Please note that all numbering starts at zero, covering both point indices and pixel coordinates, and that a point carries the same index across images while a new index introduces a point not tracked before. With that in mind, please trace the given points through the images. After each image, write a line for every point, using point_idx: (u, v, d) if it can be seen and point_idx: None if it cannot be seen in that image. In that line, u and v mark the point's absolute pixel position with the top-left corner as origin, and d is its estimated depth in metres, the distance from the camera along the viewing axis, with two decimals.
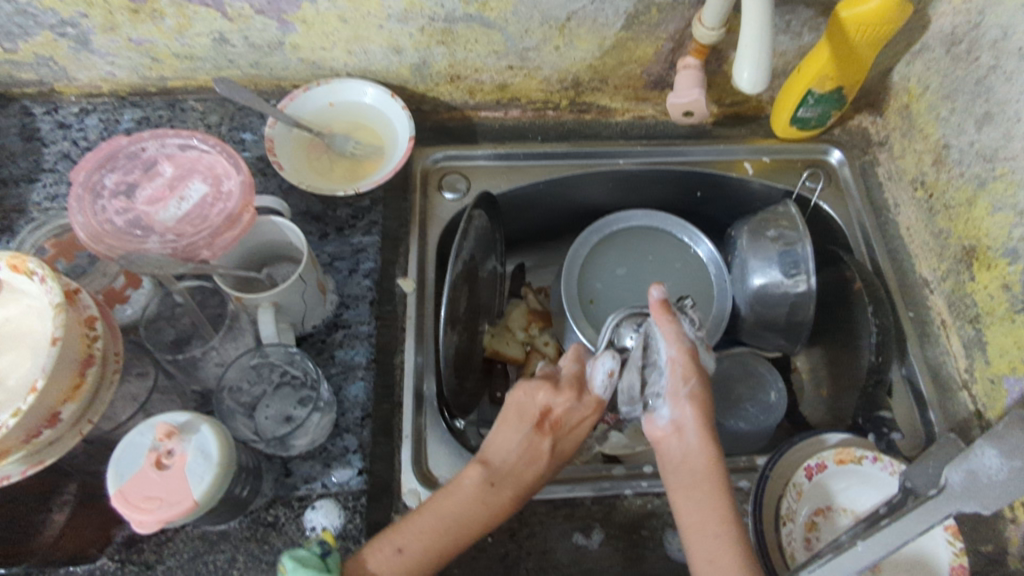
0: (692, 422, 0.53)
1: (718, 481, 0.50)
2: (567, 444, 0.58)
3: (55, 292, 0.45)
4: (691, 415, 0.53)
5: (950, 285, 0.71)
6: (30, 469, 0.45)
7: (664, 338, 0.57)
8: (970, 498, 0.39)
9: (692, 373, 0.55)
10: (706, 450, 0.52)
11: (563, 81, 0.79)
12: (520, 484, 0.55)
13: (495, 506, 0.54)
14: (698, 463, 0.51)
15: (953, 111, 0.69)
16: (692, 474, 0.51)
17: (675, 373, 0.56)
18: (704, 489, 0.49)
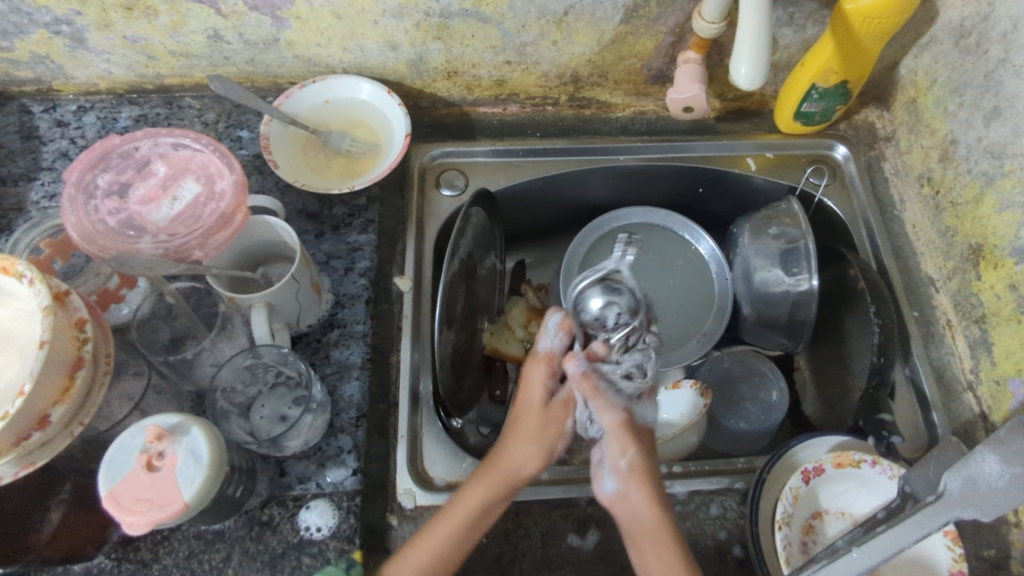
0: (636, 483, 0.49)
1: (671, 549, 0.46)
2: (530, 413, 0.54)
3: (44, 294, 0.45)
4: (634, 485, 0.49)
5: (956, 284, 0.69)
6: (23, 470, 0.44)
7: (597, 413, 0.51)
8: (971, 506, 0.38)
9: (625, 442, 0.50)
10: (652, 508, 0.48)
11: (561, 76, 0.78)
12: (496, 467, 0.52)
13: (477, 490, 0.51)
14: (648, 527, 0.47)
15: (960, 106, 0.68)
16: (640, 538, 0.47)
17: (609, 444, 0.50)
18: (656, 552, 0.46)
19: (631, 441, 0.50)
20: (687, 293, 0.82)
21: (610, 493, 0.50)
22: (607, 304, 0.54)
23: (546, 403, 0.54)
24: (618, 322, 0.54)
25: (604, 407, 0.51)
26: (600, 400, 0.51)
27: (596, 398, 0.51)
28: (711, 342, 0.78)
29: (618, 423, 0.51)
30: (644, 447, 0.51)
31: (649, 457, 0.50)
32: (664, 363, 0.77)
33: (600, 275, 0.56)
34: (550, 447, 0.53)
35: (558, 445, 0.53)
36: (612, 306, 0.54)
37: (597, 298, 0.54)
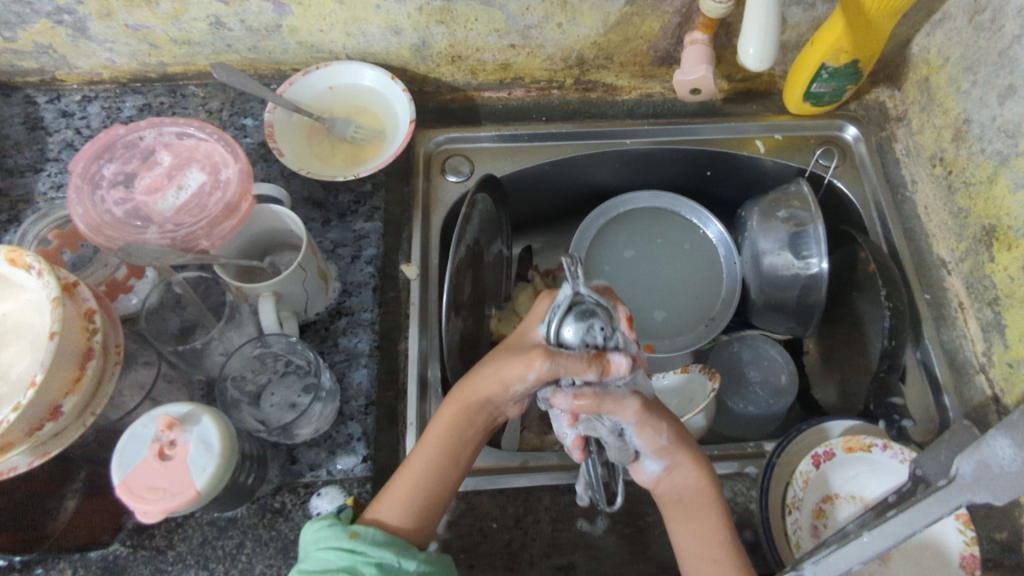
0: (680, 451, 0.52)
1: (712, 506, 0.53)
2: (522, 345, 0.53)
3: (51, 285, 0.45)
4: (679, 453, 0.52)
5: (969, 266, 0.69)
6: (36, 460, 0.45)
7: (618, 413, 0.48)
8: (983, 489, 0.38)
9: (661, 426, 0.50)
10: (700, 475, 0.53)
11: (567, 59, 0.77)
12: (461, 392, 0.56)
13: (452, 410, 0.56)
14: (698, 493, 0.53)
15: (974, 84, 0.66)
16: (694, 507, 0.53)
17: (645, 433, 0.50)
18: (708, 514, 0.52)
19: (661, 417, 0.51)
20: (694, 276, 0.82)
21: (657, 471, 0.52)
22: (584, 330, 0.46)
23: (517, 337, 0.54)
24: (606, 340, 0.47)
25: (618, 404, 0.48)
26: (610, 397, 0.48)
27: (607, 405, 0.47)
28: (721, 327, 0.78)
29: (641, 408, 0.48)
30: (668, 417, 0.52)
31: (675, 425, 0.52)
32: (671, 348, 0.77)
33: (562, 307, 0.47)
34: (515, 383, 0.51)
35: (523, 381, 0.50)
36: (591, 325, 0.46)
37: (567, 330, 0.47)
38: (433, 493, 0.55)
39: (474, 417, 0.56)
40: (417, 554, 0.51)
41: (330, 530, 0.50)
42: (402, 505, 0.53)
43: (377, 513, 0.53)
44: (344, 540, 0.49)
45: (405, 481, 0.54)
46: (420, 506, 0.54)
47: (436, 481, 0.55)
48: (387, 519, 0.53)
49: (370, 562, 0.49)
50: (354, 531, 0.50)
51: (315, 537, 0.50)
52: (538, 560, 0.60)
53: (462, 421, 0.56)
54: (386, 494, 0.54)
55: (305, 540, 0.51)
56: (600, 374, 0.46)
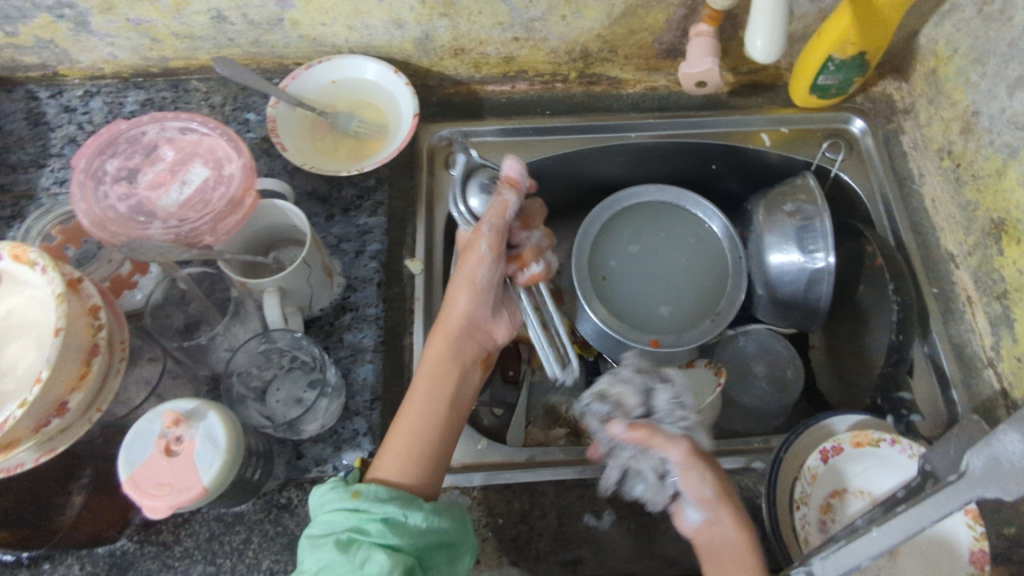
0: (726, 505, 0.53)
1: (749, 549, 0.51)
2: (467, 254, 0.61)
3: (56, 282, 0.45)
4: (723, 510, 0.53)
5: (977, 260, 0.68)
6: (43, 456, 0.45)
7: (663, 445, 0.55)
8: (994, 485, 0.38)
9: (706, 473, 0.54)
10: (743, 535, 0.52)
11: (571, 52, 0.77)
12: (442, 326, 0.62)
13: (435, 345, 0.61)
14: (740, 551, 0.51)
15: (983, 76, 0.66)
16: (731, 563, 0.51)
17: (692, 477, 0.54)
18: (748, 572, 0.50)
19: (706, 470, 0.54)
20: (700, 271, 0.81)
21: (698, 521, 0.53)
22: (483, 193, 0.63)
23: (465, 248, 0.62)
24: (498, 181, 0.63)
25: (667, 440, 0.55)
26: (659, 434, 0.55)
27: (654, 437, 0.55)
28: (727, 322, 0.77)
29: (687, 452, 0.54)
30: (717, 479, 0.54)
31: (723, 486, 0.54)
32: (677, 344, 0.76)
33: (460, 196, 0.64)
34: (478, 269, 0.61)
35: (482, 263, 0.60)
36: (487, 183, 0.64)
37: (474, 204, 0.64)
38: (431, 430, 0.57)
39: (460, 343, 0.61)
40: (422, 506, 0.51)
41: (333, 493, 0.51)
42: (397, 451, 0.55)
43: (379, 469, 0.54)
44: (347, 500, 0.50)
45: (402, 425, 0.56)
46: (416, 448, 0.55)
47: (429, 419, 0.57)
48: (387, 475, 0.53)
49: (374, 519, 0.49)
50: (355, 491, 0.51)
51: (321, 501, 0.51)
52: (545, 555, 0.60)
53: (448, 351, 0.60)
54: (385, 446, 0.55)
55: (313, 504, 0.51)
56: (512, 192, 0.59)
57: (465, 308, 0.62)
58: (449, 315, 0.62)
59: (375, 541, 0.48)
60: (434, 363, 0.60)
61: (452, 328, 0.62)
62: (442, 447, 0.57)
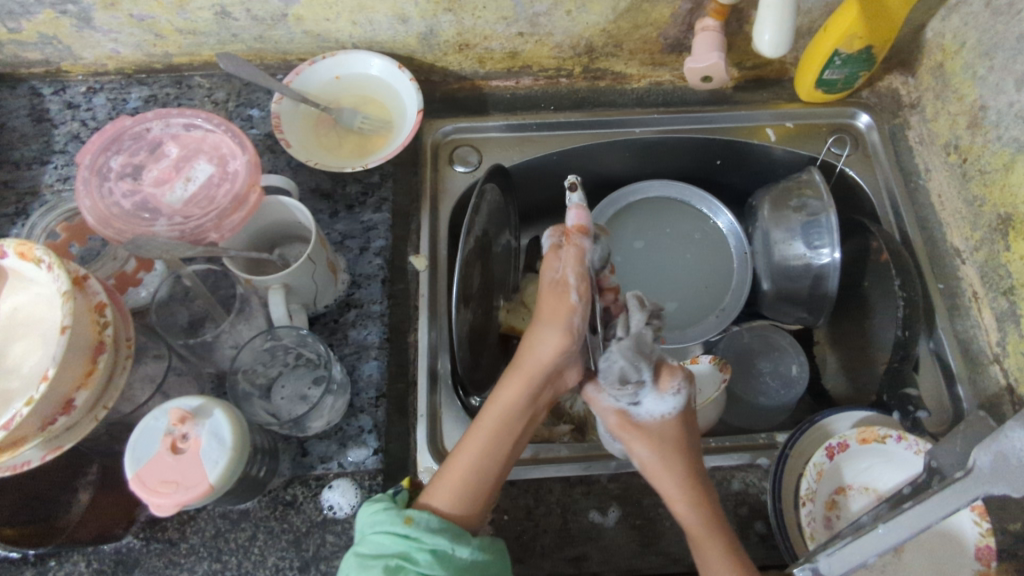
0: (664, 473, 0.56)
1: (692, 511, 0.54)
2: (548, 295, 0.57)
3: (62, 279, 0.45)
4: (661, 476, 0.56)
5: (983, 255, 0.68)
6: (50, 453, 0.45)
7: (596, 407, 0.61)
8: (1001, 482, 0.39)
9: (634, 440, 0.58)
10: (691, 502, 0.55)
11: (575, 46, 0.76)
12: (523, 365, 0.57)
13: (513, 387, 0.57)
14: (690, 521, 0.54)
15: (991, 70, 0.66)
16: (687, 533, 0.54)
17: (628, 444, 0.58)
18: (698, 541, 0.53)
19: (637, 439, 0.58)
20: (704, 267, 0.81)
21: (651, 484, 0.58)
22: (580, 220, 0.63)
23: (556, 284, 0.57)
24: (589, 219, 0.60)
25: (601, 405, 0.60)
26: (600, 401, 0.60)
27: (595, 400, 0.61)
28: (731, 319, 0.77)
29: (617, 425, 0.59)
30: (653, 445, 0.57)
31: (659, 455, 0.57)
32: (683, 340, 0.76)
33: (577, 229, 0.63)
34: (571, 321, 0.55)
35: (576, 313, 0.56)
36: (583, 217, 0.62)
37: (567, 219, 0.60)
38: (491, 472, 0.55)
39: (538, 388, 0.57)
40: (470, 541, 0.51)
41: (384, 514, 0.50)
42: (457, 490, 0.53)
43: (433, 502, 0.53)
44: (399, 526, 0.49)
45: (464, 461, 0.54)
46: (476, 489, 0.54)
47: (493, 461, 0.55)
48: (441, 506, 0.52)
49: (423, 548, 0.49)
50: (408, 516, 0.50)
51: (370, 519, 0.50)
52: (550, 551, 0.60)
53: (526, 394, 0.57)
54: (442, 478, 0.54)
55: (362, 522, 0.51)
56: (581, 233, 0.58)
57: (552, 353, 0.56)
58: (532, 356, 0.57)
59: (424, 571, 0.48)
60: (509, 405, 0.56)
61: (537, 373, 0.56)
62: (496, 488, 0.55)
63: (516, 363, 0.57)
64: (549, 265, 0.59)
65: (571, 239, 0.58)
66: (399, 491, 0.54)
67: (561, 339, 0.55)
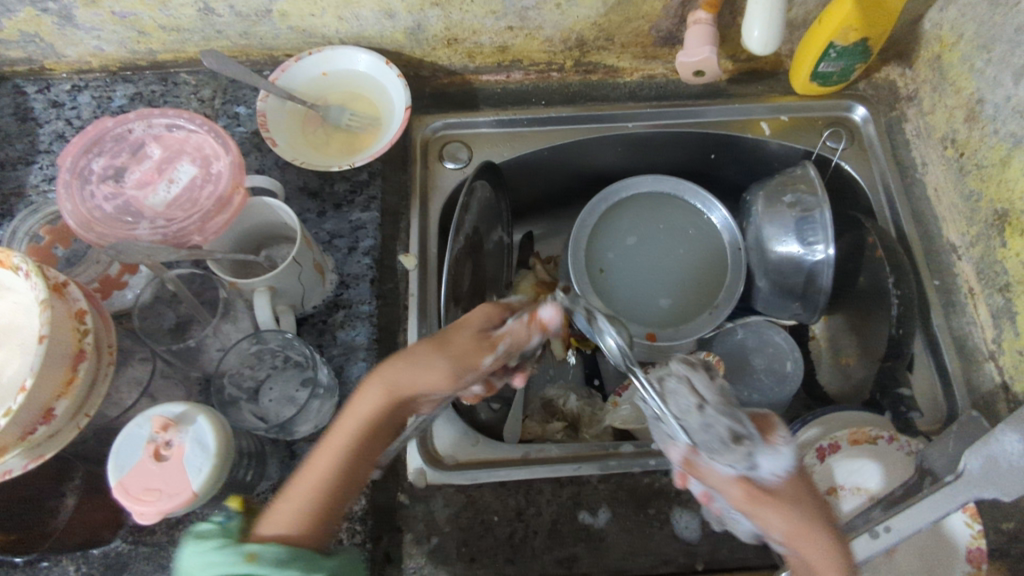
0: (810, 541, 0.42)
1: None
2: (462, 334, 0.49)
3: (40, 287, 0.44)
4: (802, 548, 0.43)
5: (979, 251, 0.67)
6: (33, 462, 0.45)
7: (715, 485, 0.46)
8: (992, 486, 0.45)
9: (768, 518, 0.44)
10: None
11: (566, 40, 0.75)
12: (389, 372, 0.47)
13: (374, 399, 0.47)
14: None
15: (988, 62, 0.64)
16: None
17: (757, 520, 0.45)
18: None
19: (776, 510, 0.44)
20: (699, 263, 0.80)
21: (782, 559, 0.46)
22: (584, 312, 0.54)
23: (484, 334, 0.50)
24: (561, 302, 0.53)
25: (717, 480, 0.46)
26: (712, 472, 0.47)
27: (708, 476, 0.47)
28: (724, 314, 0.76)
29: (742, 499, 0.45)
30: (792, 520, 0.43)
31: (802, 524, 0.43)
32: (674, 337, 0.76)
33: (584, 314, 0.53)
34: (470, 369, 0.48)
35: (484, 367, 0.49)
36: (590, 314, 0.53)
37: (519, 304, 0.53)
38: (341, 500, 0.44)
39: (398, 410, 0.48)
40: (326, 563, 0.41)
41: (219, 553, 0.38)
42: (302, 517, 0.42)
43: (266, 530, 0.41)
44: (240, 566, 0.38)
45: (312, 485, 0.44)
46: (322, 518, 0.43)
47: (342, 489, 0.45)
48: (278, 535, 0.41)
49: None
50: (249, 552, 0.39)
51: (200, 561, 0.39)
52: (541, 553, 0.60)
53: (390, 412, 0.47)
54: (285, 500, 0.43)
55: (189, 563, 0.39)
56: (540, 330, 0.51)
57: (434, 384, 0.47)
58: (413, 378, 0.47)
59: None
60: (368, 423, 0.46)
61: (406, 394, 0.47)
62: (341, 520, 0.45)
63: (389, 376, 0.47)
64: (485, 312, 0.51)
65: (524, 314, 0.51)
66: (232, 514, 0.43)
67: (447, 368, 0.47)
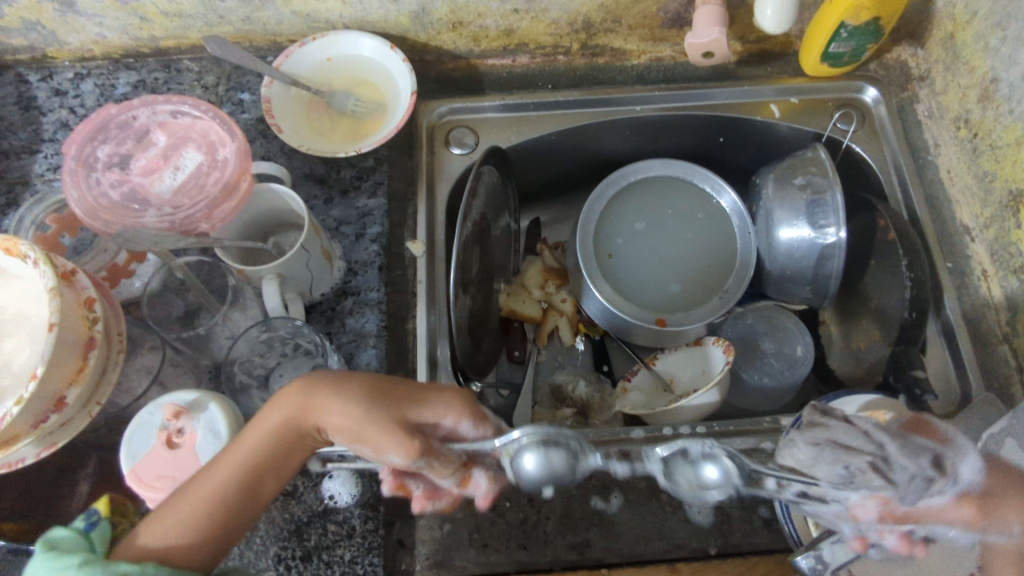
0: None
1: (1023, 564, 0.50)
2: (391, 409, 0.47)
3: (48, 275, 0.44)
4: None
5: (993, 233, 0.66)
6: (45, 450, 0.45)
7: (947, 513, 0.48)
8: None
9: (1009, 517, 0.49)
10: None
11: (573, 23, 0.74)
12: (304, 400, 0.47)
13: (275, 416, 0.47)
14: None
15: (1003, 40, 0.63)
16: None
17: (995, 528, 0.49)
18: None
19: (1012, 506, 0.49)
20: (708, 248, 0.79)
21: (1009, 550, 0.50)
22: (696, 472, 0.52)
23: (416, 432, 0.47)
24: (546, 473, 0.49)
25: (940, 513, 0.48)
26: (934, 503, 0.48)
27: (929, 513, 0.48)
28: (735, 299, 0.76)
29: (978, 515, 0.48)
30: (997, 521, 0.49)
31: None
32: (684, 322, 0.75)
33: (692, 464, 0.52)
34: (369, 449, 0.47)
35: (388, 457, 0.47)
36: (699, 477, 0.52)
37: (530, 462, 0.47)
38: (228, 526, 0.45)
39: (296, 442, 0.47)
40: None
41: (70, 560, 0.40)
42: (186, 526, 0.44)
43: (147, 537, 0.43)
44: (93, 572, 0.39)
45: (198, 501, 0.44)
46: (203, 541, 0.44)
47: (230, 510, 0.45)
48: (160, 547, 0.43)
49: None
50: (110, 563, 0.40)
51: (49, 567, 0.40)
52: (553, 538, 0.60)
53: (289, 435, 0.47)
54: (170, 506, 0.44)
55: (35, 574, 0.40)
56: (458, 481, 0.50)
57: (337, 430, 0.47)
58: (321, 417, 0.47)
59: None
60: (262, 443, 0.46)
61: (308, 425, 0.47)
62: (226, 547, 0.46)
63: (303, 401, 0.47)
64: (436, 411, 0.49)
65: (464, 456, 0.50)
66: (94, 526, 0.45)
67: (356, 420, 0.46)
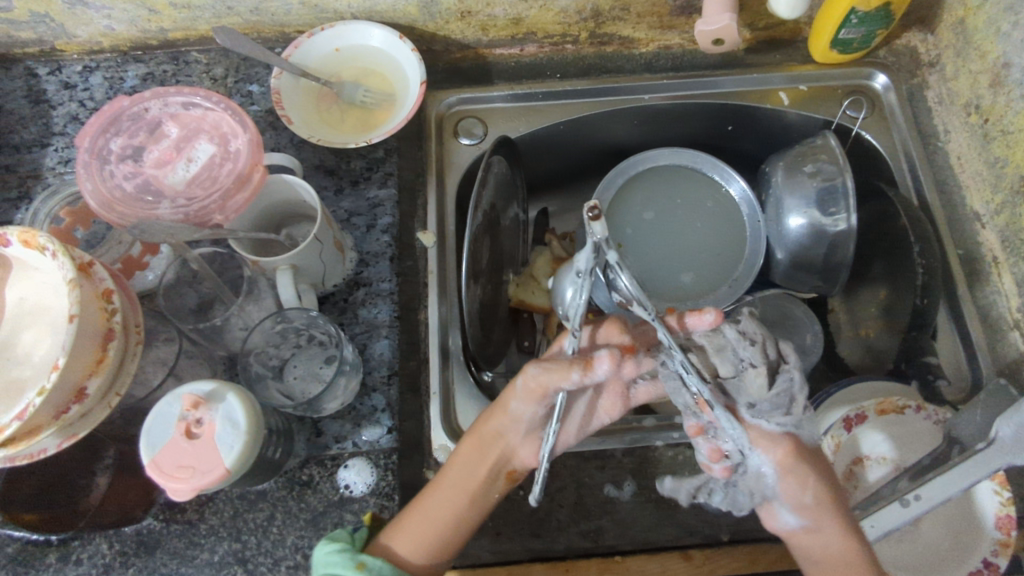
0: (824, 516, 0.51)
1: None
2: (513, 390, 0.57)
3: (67, 267, 0.44)
4: (825, 519, 0.51)
5: (1005, 219, 0.66)
6: (66, 441, 0.45)
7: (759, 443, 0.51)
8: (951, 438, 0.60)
9: (805, 481, 0.51)
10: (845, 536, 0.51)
11: (581, 11, 0.73)
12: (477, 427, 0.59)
13: (467, 445, 0.58)
14: (841, 553, 0.51)
15: (1016, 25, 0.63)
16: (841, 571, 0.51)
17: (789, 484, 0.51)
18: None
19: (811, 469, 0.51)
20: (717, 237, 0.79)
21: (791, 525, 0.52)
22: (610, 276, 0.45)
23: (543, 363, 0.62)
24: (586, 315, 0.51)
25: (764, 440, 0.51)
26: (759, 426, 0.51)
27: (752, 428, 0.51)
28: (744, 289, 0.76)
29: (788, 450, 0.51)
30: (825, 520, 0.51)
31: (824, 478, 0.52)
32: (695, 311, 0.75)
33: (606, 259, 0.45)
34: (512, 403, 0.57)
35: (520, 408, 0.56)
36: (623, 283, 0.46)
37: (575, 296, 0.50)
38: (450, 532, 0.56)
39: (485, 450, 0.58)
40: None
41: (337, 555, 0.50)
42: (417, 539, 0.54)
43: (393, 546, 0.54)
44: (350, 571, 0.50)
45: (428, 518, 0.55)
46: (437, 548, 0.55)
47: (448, 522, 0.55)
48: (399, 551, 0.54)
49: None
50: (360, 561, 0.51)
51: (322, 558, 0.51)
52: (567, 526, 0.61)
53: (478, 452, 0.58)
54: (409, 523, 0.55)
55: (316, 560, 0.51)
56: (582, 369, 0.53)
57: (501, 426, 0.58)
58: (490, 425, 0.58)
59: None
60: (462, 461, 0.58)
61: (485, 435, 0.58)
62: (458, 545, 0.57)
63: (478, 423, 0.59)
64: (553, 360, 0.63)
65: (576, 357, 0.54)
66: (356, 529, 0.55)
67: (500, 403, 0.58)
